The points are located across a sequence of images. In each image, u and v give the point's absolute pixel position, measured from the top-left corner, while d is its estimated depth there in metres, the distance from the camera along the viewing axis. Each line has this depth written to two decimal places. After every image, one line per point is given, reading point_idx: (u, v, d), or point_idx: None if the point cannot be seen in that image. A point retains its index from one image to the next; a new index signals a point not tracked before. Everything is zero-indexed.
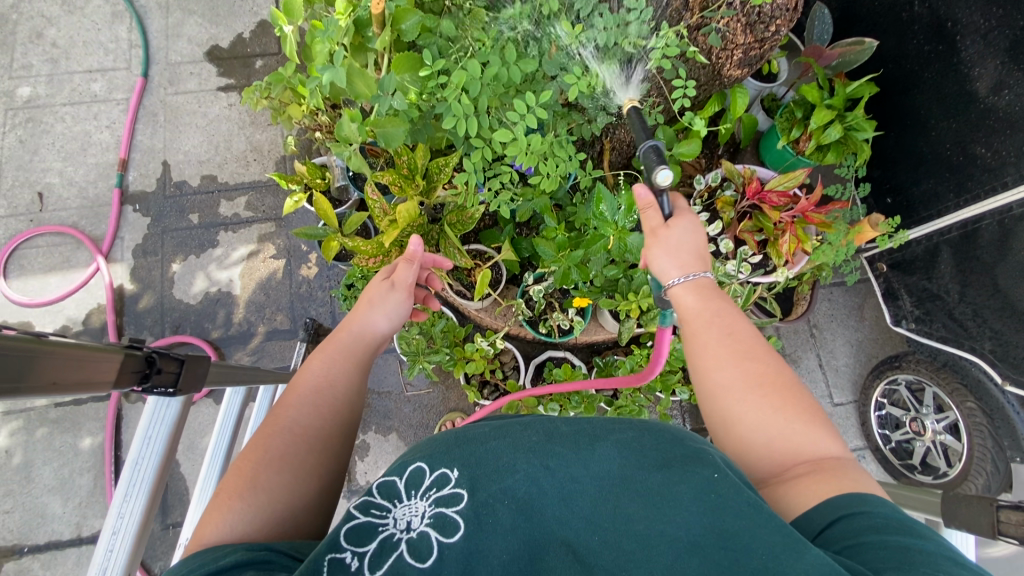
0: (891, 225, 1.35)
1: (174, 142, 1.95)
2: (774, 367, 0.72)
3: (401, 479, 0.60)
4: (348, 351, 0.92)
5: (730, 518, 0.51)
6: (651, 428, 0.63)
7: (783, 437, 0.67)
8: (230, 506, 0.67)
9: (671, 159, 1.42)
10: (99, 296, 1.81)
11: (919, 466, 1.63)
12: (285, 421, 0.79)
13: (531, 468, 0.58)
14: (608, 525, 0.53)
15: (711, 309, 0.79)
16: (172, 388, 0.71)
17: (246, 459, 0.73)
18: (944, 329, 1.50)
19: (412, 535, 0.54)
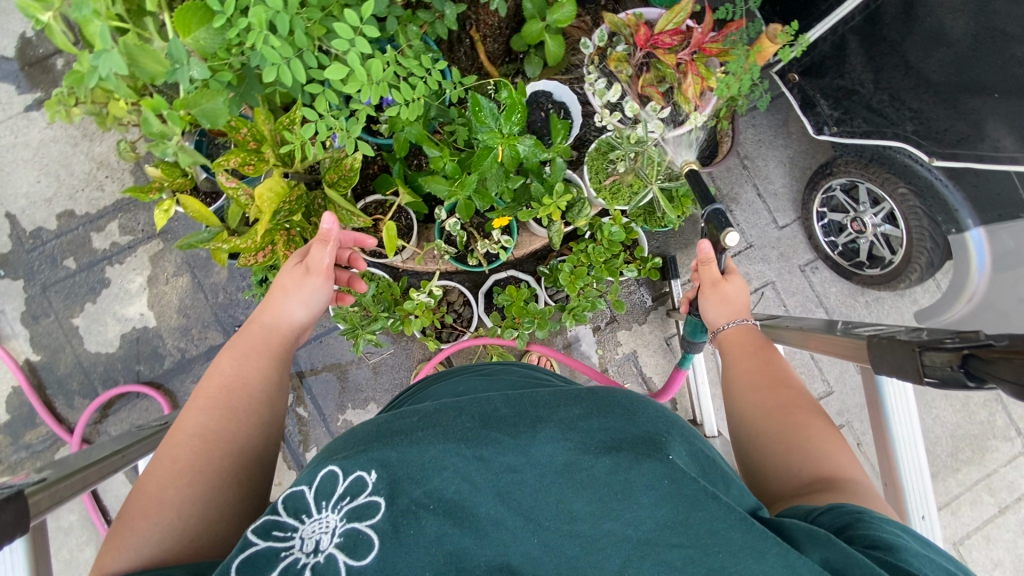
0: (790, 33, 1.24)
1: (7, 187, 1.67)
2: (800, 396, 0.80)
3: (310, 488, 0.56)
4: (258, 348, 0.87)
5: (685, 507, 0.51)
6: (599, 398, 0.63)
7: (796, 455, 0.72)
8: (135, 528, 0.64)
9: (549, 31, 1.24)
10: (10, 379, 1.65)
11: (866, 261, 1.70)
12: (192, 426, 0.74)
13: (462, 463, 0.55)
14: (551, 525, 0.52)
15: (755, 349, 0.90)
16: None
17: (153, 475, 0.69)
18: (865, 124, 1.44)
19: (318, 558, 0.50)
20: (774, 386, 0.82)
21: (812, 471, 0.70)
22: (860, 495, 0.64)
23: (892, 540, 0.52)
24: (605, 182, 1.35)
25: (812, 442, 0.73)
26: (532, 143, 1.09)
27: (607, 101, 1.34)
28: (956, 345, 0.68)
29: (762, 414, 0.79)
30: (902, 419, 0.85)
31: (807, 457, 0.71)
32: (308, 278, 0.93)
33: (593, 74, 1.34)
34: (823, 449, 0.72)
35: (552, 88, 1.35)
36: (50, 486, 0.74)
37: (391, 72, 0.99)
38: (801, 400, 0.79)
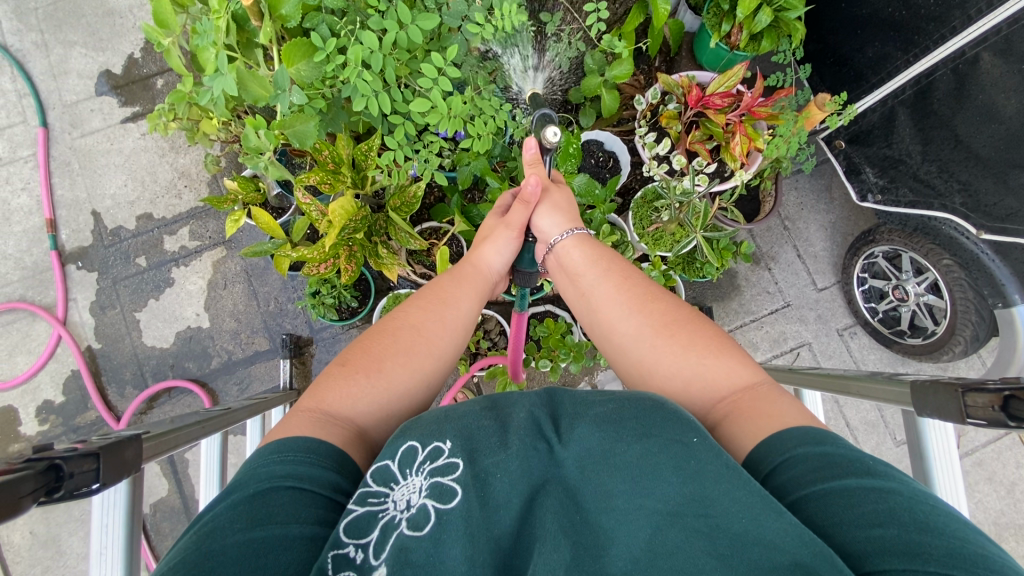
0: (839, 102, 1.30)
1: (97, 187, 1.84)
2: (672, 310, 0.85)
3: (394, 461, 0.61)
4: (471, 281, 0.98)
5: (703, 487, 0.55)
6: (633, 399, 0.65)
7: (697, 376, 0.77)
8: (361, 381, 0.76)
9: (606, 86, 1.33)
10: (71, 362, 1.76)
11: (908, 330, 1.68)
12: (410, 321, 0.86)
13: (523, 445, 0.60)
14: (592, 504, 0.57)
15: (611, 268, 0.94)
16: (96, 483, 0.62)
17: (380, 346, 0.81)
18: (910, 193, 1.47)
19: (411, 511, 0.56)
20: (644, 302, 0.87)
21: (722, 391, 0.75)
22: (762, 405, 0.71)
23: (829, 522, 0.54)
24: (648, 228, 1.41)
25: (701, 358, 0.78)
26: (585, 181, 1.20)
27: (656, 153, 1.42)
28: (997, 387, 0.68)
29: (646, 341, 0.83)
30: (943, 466, 0.81)
31: (704, 375, 0.77)
32: (508, 237, 1.05)
33: (644, 128, 1.42)
34: (716, 361, 0.78)
35: (604, 138, 1.43)
36: (156, 438, 0.79)
37: (466, 111, 1.09)
38: (673, 316, 0.84)
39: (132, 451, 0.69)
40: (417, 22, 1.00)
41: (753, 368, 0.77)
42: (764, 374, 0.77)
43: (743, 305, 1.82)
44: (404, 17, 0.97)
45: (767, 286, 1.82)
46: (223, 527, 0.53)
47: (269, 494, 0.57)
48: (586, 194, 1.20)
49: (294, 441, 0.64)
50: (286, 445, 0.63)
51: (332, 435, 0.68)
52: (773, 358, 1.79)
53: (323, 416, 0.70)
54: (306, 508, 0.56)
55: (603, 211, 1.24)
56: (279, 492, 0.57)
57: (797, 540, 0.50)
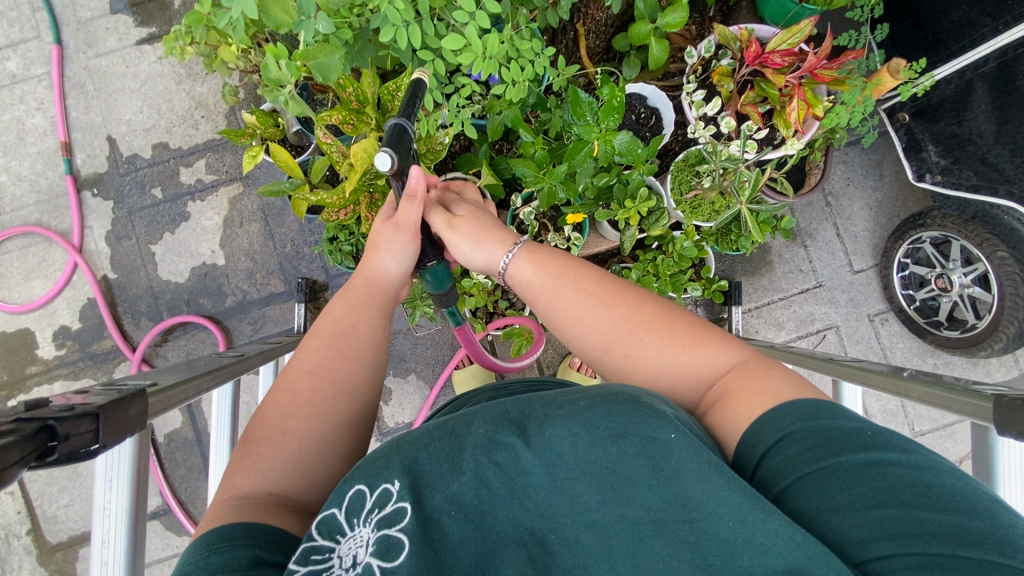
0: (915, 69, 1.18)
1: (112, 112, 1.78)
2: (636, 304, 0.81)
3: (341, 509, 0.57)
4: (355, 296, 0.91)
5: (685, 489, 0.53)
6: (603, 392, 0.62)
7: (684, 366, 0.75)
8: (263, 453, 0.69)
9: (656, 35, 1.21)
10: (87, 291, 1.76)
11: (945, 322, 1.61)
12: (307, 365, 0.79)
13: (479, 468, 0.58)
14: (567, 520, 0.56)
15: (553, 272, 0.87)
16: (94, 445, 0.60)
17: (276, 404, 0.75)
18: (975, 177, 1.36)
19: (360, 569, 0.53)
20: (607, 300, 0.82)
21: (702, 378, 0.74)
22: (742, 386, 0.68)
23: (826, 508, 0.52)
24: (686, 195, 1.32)
25: (682, 349, 0.76)
26: (629, 139, 1.06)
27: (704, 113, 1.31)
28: None
29: (618, 342, 0.79)
30: (1012, 489, 0.72)
31: (689, 365, 0.75)
32: (399, 238, 0.94)
33: (693, 85, 1.31)
34: (695, 347, 0.75)
35: (648, 92, 1.33)
36: (164, 390, 0.76)
37: (503, 53, 0.99)
38: (640, 310, 0.80)
39: (136, 408, 0.67)
40: None
41: (729, 343, 0.76)
42: (743, 347, 0.75)
43: (773, 282, 1.74)
44: None
45: (800, 264, 1.74)
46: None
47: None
48: (627, 154, 1.08)
49: (206, 538, 0.58)
50: (198, 543, 0.58)
51: (252, 515, 0.62)
52: (797, 339, 1.73)
53: (234, 501, 0.65)
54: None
55: (641, 172, 1.16)
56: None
57: (794, 545, 0.48)
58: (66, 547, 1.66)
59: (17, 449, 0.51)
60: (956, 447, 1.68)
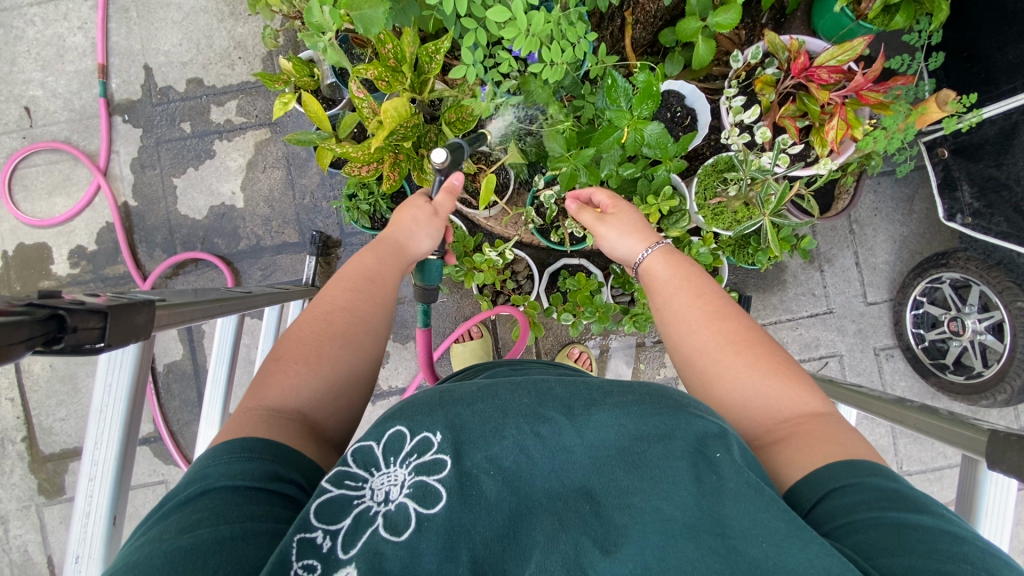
0: (963, 103, 1.15)
1: (152, 41, 1.78)
2: (745, 326, 0.78)
3: (378, 445, 0.62)
4: (386, 251, 0.94)
5: (722, 502, 0.53)
6: (655, 394, 0.65)
7: (763, 396, 0.72)
8: (296, 373, 0.74)
9: (704, 33, 1.18)
10: (107, 214, 1.79)
11: (951, 366, 1.59)
12: (338, 302, 0.83)
13: (521, 435, 0.60)
14: (605, 500, 0.56)
15: (687, 275, 0.87)
16: (101, 342, 0.61)
17: (310, 330, 0.79)
18: (1005, 224, 1.34)
19: (389, 507, 0.56)
20: (715, 317, 0.79)
21: (783, 414, 0.70)
22: (826, 436, 0.65)
23: (877, 547, 0.51)
24: (709, 200, 1.32)
25: (772, 380, 0.72)
26: (660, 131, 1.04)
27: (740, 120, 1.28)
28: None
29: (711, 351, 0.77)
30: (993, 526, 0.71)
31: (768, 396, 0.71)
32: (435, 218, 1.02)
33: (734, 90, 1.28)
34: (784, 383, 0.72)
35: (686, 91, 1.31)
36: (172, 306, 0.79)
37: (548, 29, 0.97)
38: (745, 334, 0.77)
39: (144, 317, 0.68)
40: None
41: (820, 398, 0.72)
42: (829, 405, 0.71)
43: (783, 302, 1.72)
44: None
45: (813, 288, 1.72)
46: (150, 542, 0.51)
47: (199, 501, 0.54)
48: (656, 146, 1.06)
49: (227, 446, 0.62)
50: (224, 447, 0.61)
51: (275, 427, 0.66)
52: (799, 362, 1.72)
53: (264, 412, 0.69)
54: (236, 508, 0.54)
55: (668, 168, 1.15)
56: (209, 497, 0.55)
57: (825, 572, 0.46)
58: (57, 458, 1.70)
59: (26, 328, 0.53)
60: (941, 491, 1.67)
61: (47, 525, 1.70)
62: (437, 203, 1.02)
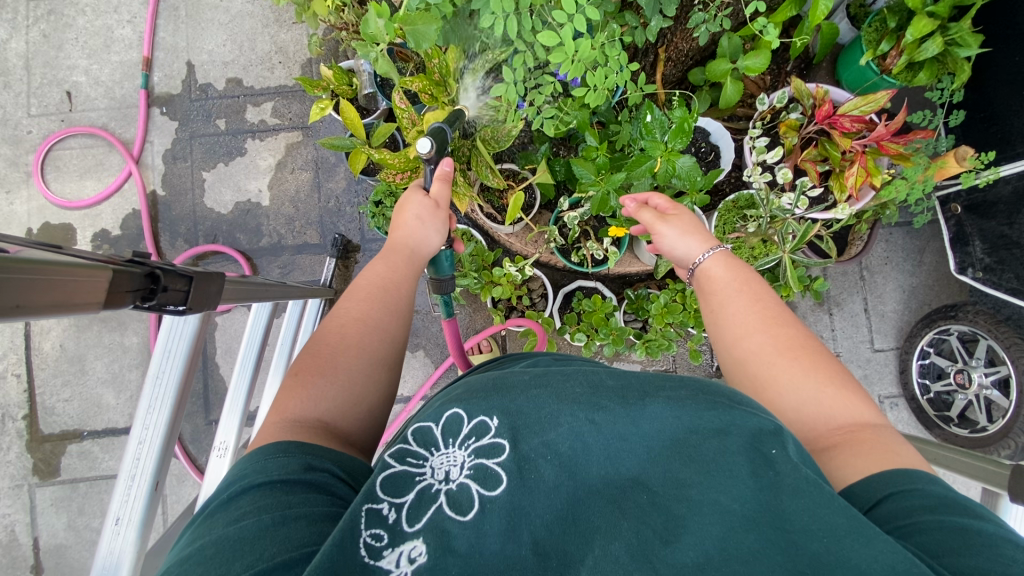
0: (983, 160, 1.17)
1: (197, 40, 1.85)
2: (800, 336, 0.79)
3: (437, 426, 0.64)
4: (394, 258, 0.94)
5: (784, 497, 0.54)
6: (705, 392, 0.66)
7: (819, 403, 0.72)
8: (315, 384, 0.74)
9: (733, 75, 1.23)
10: (134, 201, 1.82)
11: (955, 418, 1.59)
12: (349, 313, 0.84)
13: (577, 423, 0.62)
14: (661, 490, 0.57)
15: (745, 282, 0.88)
16: (182, 305, 0.65)
17: (325, 343, 0.80)
18: (1015, 281, 1.37)
19: (451, 487, 0.59)
20: (771, 324, 0.81)
21: (836, 420, 0.71)
22: (881, 444, 0.66)
23: (941, 546, 0.52)
24: (728, 234, 1.35)
25: (827, 388, 0.73)
26: (691, 164, 1.07)
27: (763, 160, 1.33)
28: None
29: (767, 356, 0.77)
30: None
31: (825, 404, 0.72)
32: (438, 211, 1.00)
33: (758, 132, 1.33)
34: (839, 392, 0.73)
35: (711, 129, 1.35)
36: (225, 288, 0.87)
37: (590, 60, 1.01)
38: (802, 342, 0.78)
39: (216, 287, 0.72)
40: None
41: (874, 409, 0.73)
42: (882, 417, 0.72)
43: None
44: None
45: (821, 330, 1.74)
46: (198, 538, 0.54)
47: (237, 498, 0.57)
48: (685, 178, 1.09)
49: (262, 451, 0.63)
50: (255, 453, 0.63)
51: (298, 434, 0.66)
52: None
53: (286, 423, 0.69)
54: (278, 498, 0.56)
55: (693, 199, 1.19)
56: (247, 492, 0.57)
57: (891, 567, 0.48)
58: (55, 439, 1.70)
59: (129, 280, 0.57)
60: None
61: (38, 506, 1.68)
62: (436, 195, 1.00)
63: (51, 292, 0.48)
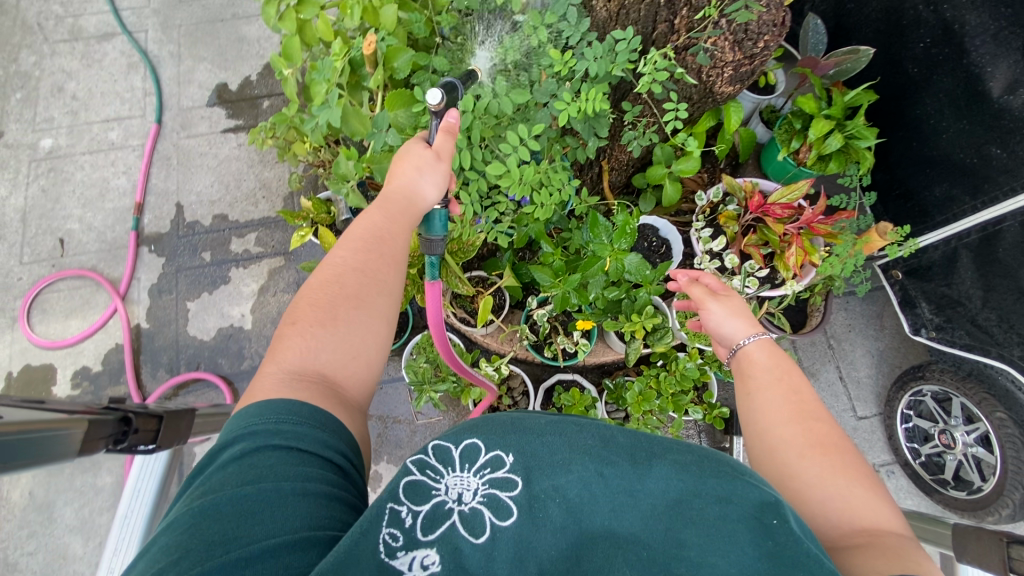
0: (900, 234, 1.32)
1: (187, 183, 2.01)
2: (835, 434, 0.75)
3: (456, 448, 0.64)
4: (393, 207, 0.86)
5: (787, 570, 0.51)
6: (713, 459, 0.62)
7: (844, 505, 0.67)
8: (314, 335, 0.74)
9: (670, 178, 1.38)
10: (118, 336, 1.86)
11: (951, 481, 1.57)
12: (347, 263, 0.80)
13: (586, 472, 0.59)
14: (659, 547, 0.55)
15: (783, 375, 0.85)
16: (151, 444, 0.86)
17: (323, 292, 0.77)
18: (967, 337, 1.43)
19: (464, 507, 0.59)
20: (804, 419, 0.77)
21: (855, 523, 0.66)
22: (908, 555, 0.60)
23: None
24: None
25: (855, 492, 0.68)
26: (638, 261, 1.18)
27: (709, 248, 1.47)
28: None
29: (797, 450, 0.73)
30: None
31: (851, 507, 0.67)
32: (438, 164, 0.91)
33: (700, 224, 1.46)
34: (867, 498, 0.68)
35: (660, 225, 1.49)
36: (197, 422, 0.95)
37: (536, 181, 1.15)
38: (835, 442, 0.74)
39: (185, 423, 0.94)
40: (511, 95, 1.08)
41: (901, 522, 0.67)
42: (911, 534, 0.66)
43: None
44: (499, 88, 1.06)
45: None
46: (213, 490, 0.57)
47: (254, 456, 0.59)
48: (636, 273, 1.20)
49: (267, 404, 0.65)
50: (267, 407, 0.65)
51: (297, 391, 0.68)
52: None
53: (287, 375, 0.70)
54: (292, 466, 0.59)
55: (648, 291, 1.27)
56: (265, 453, 0.60)
57: None
58: None
59: (109, 427, 0.79)
60: None
61: None
62: (437, 148, 0.91)
63: (43, 447, 0.68)
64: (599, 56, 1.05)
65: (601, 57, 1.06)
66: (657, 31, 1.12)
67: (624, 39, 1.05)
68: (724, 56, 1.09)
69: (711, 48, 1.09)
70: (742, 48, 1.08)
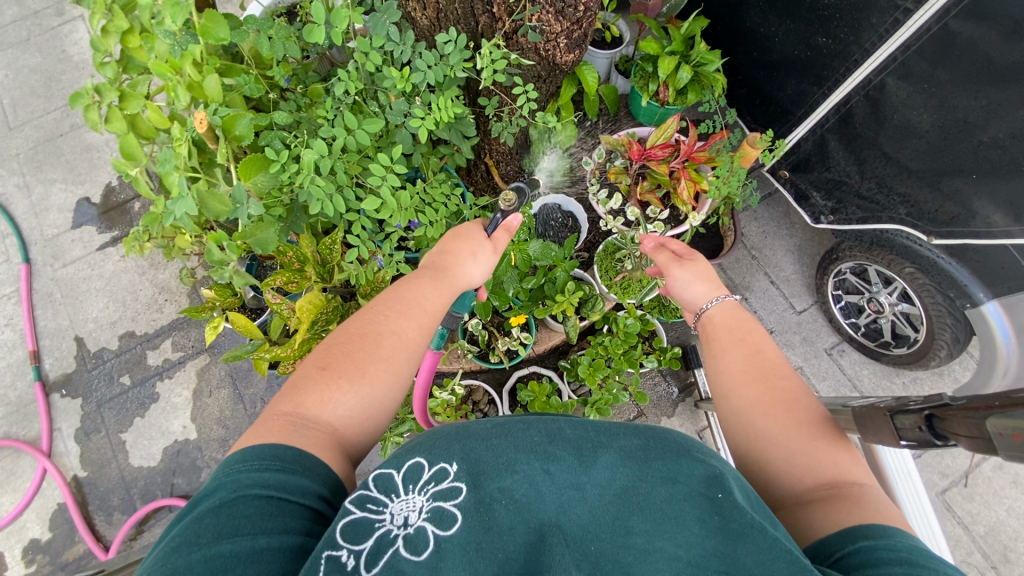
0: (768, 139, 1.38)
1: (80, 313, 1.87)
2: (794, 387, 0.76)
3: (397, 471, 0.61)
4: (441, 282, 0.88)
5: (731, 542, 0.53)
6: (654, 434, 0.64)
7: (808, 461, 0.69)
8: (340, 386, 0.71)
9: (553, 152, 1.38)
10: (56, 495, 1.72)
11: (892, 340, 1.68)
12: (391, 322, 0.79)
13: (532, 470, 0.59)
14: (608, 535, 0.55)
15: (743, 332, 0.85)
16: None
17: (360, 345, 0.75)
18: (859, 211, 1.52)
19: (409, 530, 0.56)
20: (767, 378, 0.77)
21: (818, 477, 0.67)
22: (867, 504, 0.62)
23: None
24: (614, 278, 1.45)
25: (820, 444, 0.70)
26: (540, 246, 1.19)
27: (610, 207, 1.51)
28: (919, 406, 0.68)
29: (763, 411, 0.74)
30: (908, 488, 0.84)
31: (814, 460, 0.68)
32: (490, 254, 0.97)
33: (595, 187, 1.51)
34: (830, 449, 0.69)
35: (560, 201, 1.49)
36: None
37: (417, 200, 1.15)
38: (795, 396, 0.75)
39: None
40: (364, 127, 1.07)
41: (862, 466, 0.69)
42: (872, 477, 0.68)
43: None
44: (351, 124, 1.05)
45: None
46: (186, 541, 0.51)
47: (235, 505, 0.54)
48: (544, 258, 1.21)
49: (267, 449, 0.61)
50: (263, 451, 0.60)
51: (305, 437, 0.65)
52: None
53: (298, 419, 0.67)
54: (270, 518, 0.54)
55: (565, 268, 1.29)
56: (244, 503, 0.55)
57: None
58: None
59: None
60: (955, 462, 1.70)
61: None
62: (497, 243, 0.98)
63: None
64: (433, 64, 1.05)
65: (434, 64, 1.06)
66: (481, 24, 1.12)
67: (450, 42, 1.04)
68: (552, 28, 1.10)
69: (537, 24, 1.08)
70: (565, 17, 1.07)
